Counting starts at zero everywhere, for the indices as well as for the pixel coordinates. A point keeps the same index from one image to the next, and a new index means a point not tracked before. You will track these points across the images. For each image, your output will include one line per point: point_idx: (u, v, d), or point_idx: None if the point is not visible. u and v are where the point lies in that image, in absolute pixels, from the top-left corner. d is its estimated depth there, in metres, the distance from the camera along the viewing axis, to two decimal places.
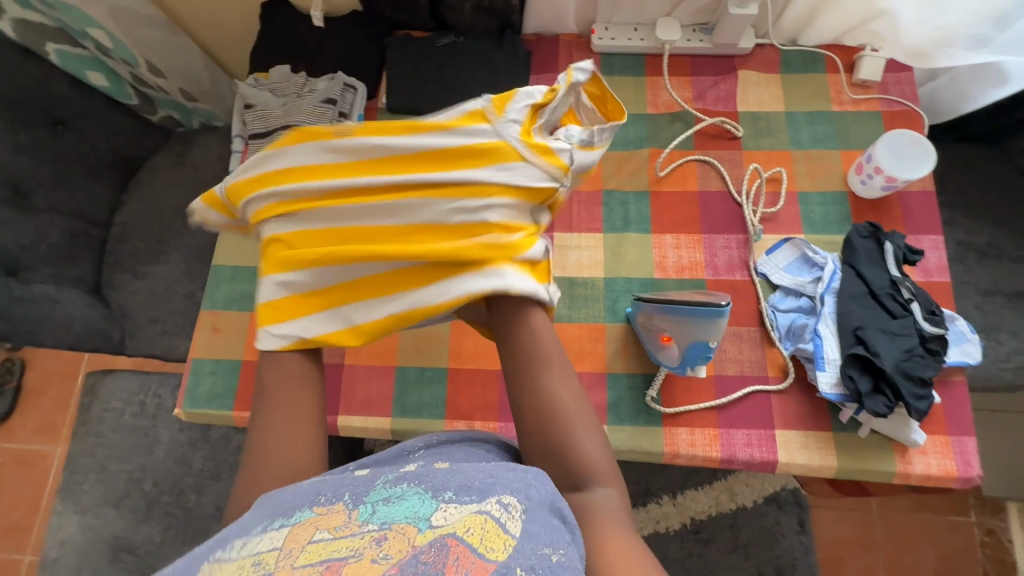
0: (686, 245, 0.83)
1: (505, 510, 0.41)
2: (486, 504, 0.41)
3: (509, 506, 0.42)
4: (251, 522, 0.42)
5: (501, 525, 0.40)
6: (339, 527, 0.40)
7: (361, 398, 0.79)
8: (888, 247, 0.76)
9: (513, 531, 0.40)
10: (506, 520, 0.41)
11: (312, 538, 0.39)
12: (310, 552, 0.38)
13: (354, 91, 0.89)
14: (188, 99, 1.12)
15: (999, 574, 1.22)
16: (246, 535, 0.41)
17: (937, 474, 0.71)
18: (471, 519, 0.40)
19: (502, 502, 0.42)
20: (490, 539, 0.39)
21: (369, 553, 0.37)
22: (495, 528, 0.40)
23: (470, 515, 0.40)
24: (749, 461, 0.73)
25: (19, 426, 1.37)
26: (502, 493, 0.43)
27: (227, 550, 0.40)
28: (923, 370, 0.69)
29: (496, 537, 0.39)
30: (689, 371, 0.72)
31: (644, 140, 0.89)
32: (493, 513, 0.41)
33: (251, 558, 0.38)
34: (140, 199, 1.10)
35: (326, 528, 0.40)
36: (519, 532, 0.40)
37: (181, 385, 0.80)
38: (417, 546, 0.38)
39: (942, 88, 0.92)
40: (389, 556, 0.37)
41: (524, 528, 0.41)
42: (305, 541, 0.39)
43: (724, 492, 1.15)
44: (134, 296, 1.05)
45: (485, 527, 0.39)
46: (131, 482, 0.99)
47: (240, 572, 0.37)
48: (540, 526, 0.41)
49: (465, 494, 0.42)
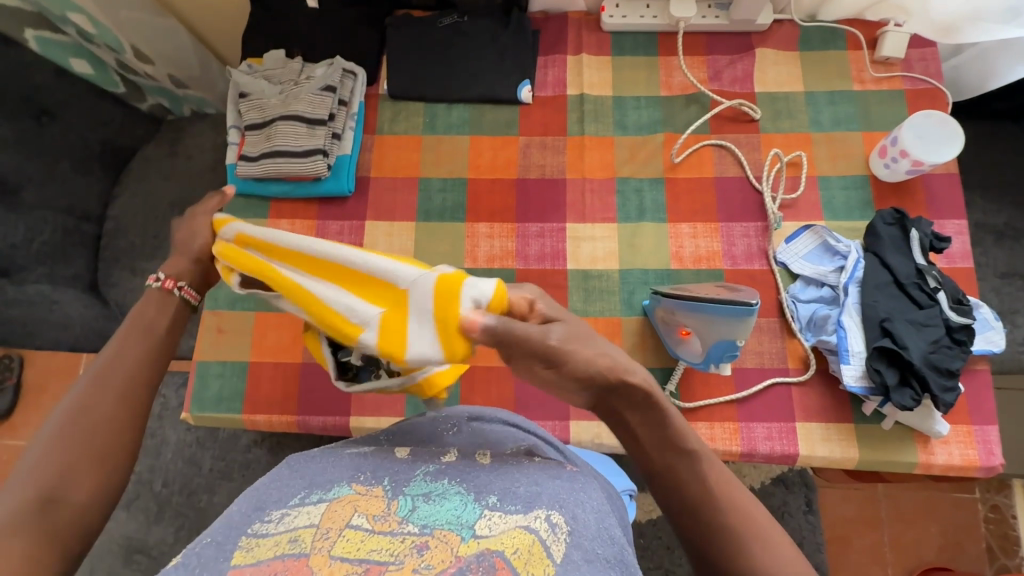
0: (704, 234, 0.81)
1: (552, 532, 0.38)
2: (533, 521, 0.39)
3: (557, 527, 0.39)
4: (286, 494, 0.44)
5: (546, 548, 0.37)
6: (378, 517, 0.40)
7: (372, 398, 0.77)
8: (914, 234, 0.73)
9: (555, 557, 0.37)
10: (551, 543, 0.38)
11: (349, 522, 0.39)
12: (347, 541, 0.37)
13: (354, 77, 0.84)
14: (177, 86, 1.04)
15: (1003, 549, 1.24)
16: (282, 506, 0.42)
17: (961, 464, 0.71)
18: (518, 538, 0.37)
19: (549, 522, 0.39)
20: (533, 564, 0.36)
21: (410, 562, 0.36)
22: (540, 551, 0.37)
23: (516, 531, 0.38)
24: (769, 454, 0.72)
25: (22, 423, 1.36)
26: (550, 512, 0.40)
27: (263, 521, 0.41)
28: (950, 362, 0.68)
29: (538, 563, 0.36)
30: (712, 367, 0.70)
31: (657, 124, 0.86)
32: (540, 533, 0.38)
33: (288, 535, 0.38)
34: (133, 192, 1.07)
35: (365, 513, 0.40)
36: (561, 560, 0.37)
37: (187, 388, 0.78)
38: (461, 557, 0.36)
39: (966, 65, 0.89)
40: (430, 567, 0.35)
41: (567, 557, 0.37)
42: (343, 523, 0.39)
43: (732, 474, 1.13)
44: (133, 293, 1.02)
45: (531, 550, 0.36)
46: (140, 484, 0.96)
47: (277, 547, 0.37)
48: (582, 556, 0.38)
49: (510, 504, 0.41)
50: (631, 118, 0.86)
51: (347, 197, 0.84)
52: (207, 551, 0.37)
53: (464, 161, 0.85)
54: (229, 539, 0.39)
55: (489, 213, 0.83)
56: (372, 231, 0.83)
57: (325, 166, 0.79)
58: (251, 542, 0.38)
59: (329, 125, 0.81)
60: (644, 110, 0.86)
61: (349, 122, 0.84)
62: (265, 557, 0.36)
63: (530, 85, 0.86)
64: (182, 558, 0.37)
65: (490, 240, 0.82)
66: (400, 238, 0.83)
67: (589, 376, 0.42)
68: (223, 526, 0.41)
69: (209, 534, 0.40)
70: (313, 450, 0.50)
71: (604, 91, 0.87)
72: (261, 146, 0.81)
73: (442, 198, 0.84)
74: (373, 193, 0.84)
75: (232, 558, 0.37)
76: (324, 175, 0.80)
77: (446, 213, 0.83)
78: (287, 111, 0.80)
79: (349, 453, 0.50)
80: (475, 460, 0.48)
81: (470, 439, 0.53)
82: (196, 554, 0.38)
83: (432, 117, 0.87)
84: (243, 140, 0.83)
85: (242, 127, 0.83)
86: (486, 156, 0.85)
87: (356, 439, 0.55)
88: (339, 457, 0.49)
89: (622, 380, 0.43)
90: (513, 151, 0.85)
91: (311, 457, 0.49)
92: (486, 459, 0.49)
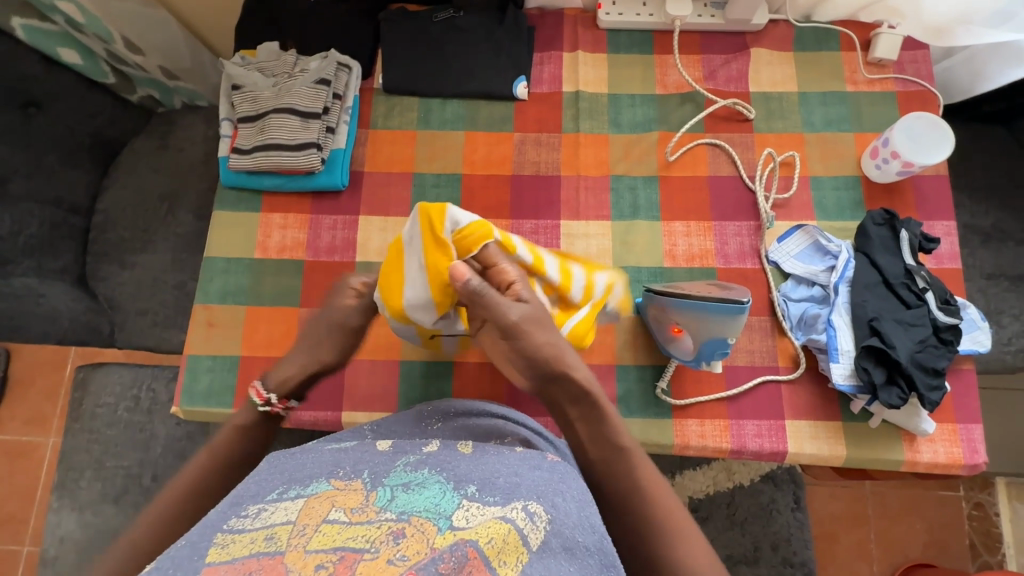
0: (697, 233, 0.81)
1: (529, 521, 0.39)
2: (510, 511, 0.40)
3: (534, 516, 0.40)
4: (265, 491, 0.44)
5: (523, 537, 0.38)
6: (356, 509, 0.40)
7: (365, 393, 0.77)
8: (903, 235, 0.74)
9: (532, 546, 0.38)
10: (529, 532, 0.39)
11: (326, 517, 0.39)
12: (324, 535, 0.37)
13: (348, 70, 0.84)
14: (169, 78, 1.05)
15: (985, 545, 1.26)
16: (260, 503, 0.42)
17: (945, 462, 0.72)
18: (494, 528, 0.38)
19: (527, 512, 0.40)
20: (508, 553, 0.37)
21: (385, 551, 0.36)
22: (516, 540, 0.38)
23: (493, 522, 0.39)
24: (759, 451, 0.73)
25: (8, 417, 1.35)
26: (528, 502, 0.41)
27: (241, 519, 0.40)
28: (936, 361, 0.69)
29: (514, 551, 0.37)
30: (703, 364, 0.71)
31: (653, 122, 0.86)
32: (517, 523, 0.39)
33: (264, 532, 0.38)
34: (122, 183, 1.05)
35: (343, 507, 0.40)
36: (537, 547, 0.38)
37: (177, 383, 0.77)
38: (437, 548, 0.36)
39: (957, 67, 0.90)
40: (406, 558, 0.36)
41: (544, 544, 0.39)
42: (319, 518, 0.39)
43: (722, 471, 1.15)
44: (121, 287, 1.01)
45: (506, 540, 0.37)
46: (129, 479, 0.95)
47: (252, 545, 0.37)
48: (561, 543, 0.40)
49: (488, 495, 0.42)
50: (625, 116, 0.86)
51: (341, 191, 0.83)
52: (181, 555, 0.37)
53: (458, 156, 0.85)
54: (203, 543, 0.38)
55: (484, 210, 0.83)
56: (366, 226, 0.82)
57: (319, 160, 0.79)
58: (226, 542, 0.38)
59: (323, 118, 0.80)
60: (639, 108, 0.86)
61: (344, 115, 0.83)
62: (240, 556, 0.36)
63: (525, 81, 0.85)
64: (158, 563, 0.37)
65: None
66: (394, 233, 0.82)
67: (536, 353, 0.55)
68: (199, 530, 0.40)
69: (185, 541, 0.39)
70: (295, 448, 0.51)
71: (600, 89, 0.87)
72: (254, 139, 0.80)
73: (436, 193, 0.84)
74: (367, 188, 0.84)
75: (206, 558, 0.36)
76: (317, 169, 0.80)
77: None
78: (281, 104, 0.79)
79: (331, 449, 0.50)
80: (456, 450, 0.48)
81: (453, 432, 0.56)
82: (172, 557, 0.37)
83: (426, 111, 0.86)
84: (236, 133, 0.82)
85: (234, 119, 0.82)
86: (480, 152, 0.85)
87: (341, 439, 0.56)
88: (320, 454, 0.50)
89: (563, 371, 0.55)
90: (508, 147, 0.85)
91: (291, 455, 0.49)
92: (468, 448, 0.49)
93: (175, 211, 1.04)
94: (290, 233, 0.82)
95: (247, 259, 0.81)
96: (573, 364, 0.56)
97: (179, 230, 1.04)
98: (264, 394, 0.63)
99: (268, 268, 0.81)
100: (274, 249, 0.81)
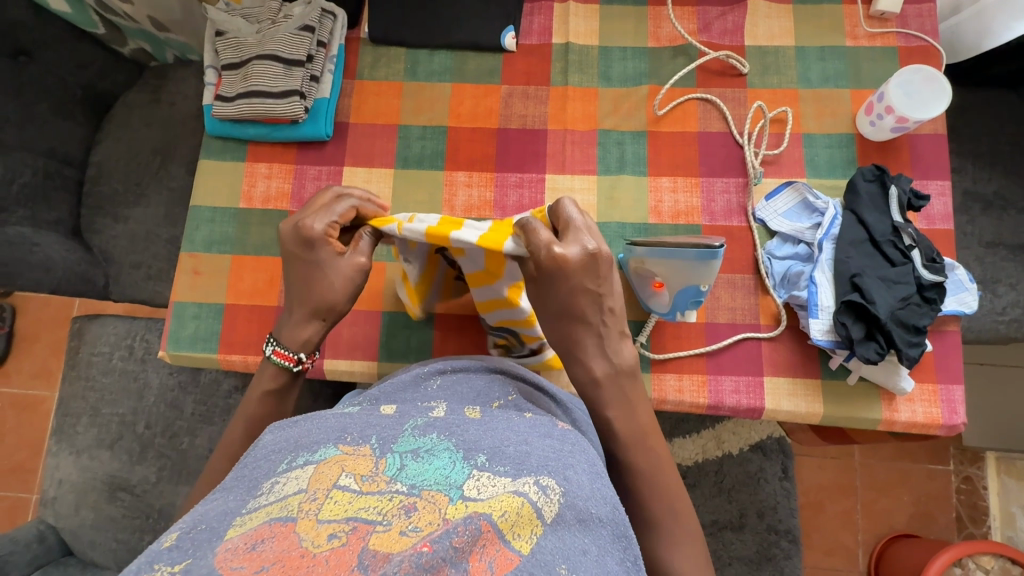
0: (683, 189, 0.80)
1: (542, 494, 0.39)
2: (522, 485, 0.39)
3: (547, 489, 0.40)
4: (274, 464, 0.42)
5: (537, 510, 0.38)
6: (366, 478, 0.39)
7: (347, 342, 0.78)
8: (892, 191, 0.73)
9: (545, 518, 0.38)
10: (542, 505, 0.39)
11: (337, 483, 0.38)
12: (335, 503, 0.37)
13: (333, 18, 0.82)
14: (158, 29, 1.01)
15: (971, 518, 1.26)
16: (272, 477, 0.41)
17: (923, 422, 0.72)
18: (506, 501, 0.38)
19: (540, 485, 0.40)
20: (521, 526, 0.37)
21: (397, 523, 0.36)
22: (529, 513, 0.38)
23: (506, 495, 0.38)
24: (736, 407, 0.73)
25: (15, 370, 1.38)
26: (539, 475, 0.40)
27: (254, 499, 0.39)
28: (918, 319, 0.68)
29: (527, 524, 0.37)
30: (678, 315, 0.73)
31: (643, 76, 0.84)
32: (530, 497, 0.38)
33: (276, 502, 0.37)
34: (116, 137, 1.05)
35: (353, 474, 0.40)
36: (551, 520, 0.38)
37: (164, 328, 0.78)
38: (450, 520, 0.36)
39: (965, 23, 0.87)
40: (418, 529, 0.35)
41: (558, 517, 0.39)
42: (331, 484, 0.38)
43: (711, 440, 1.16)
44: (115, 241, 1.03)
45: (519, 513, 0.37)
46: (124, 425, 0.97)
47: (265, 516, 0.36)
48: (574, 515, 0.40)
49: (499, 465, 0.41)
50: (617, 69, 0.84)
51: (325, 141, 0.83)
52: (199, 532, 0.35)
53: (444, 109, 0.84)
54: (221, 520, 0.37)
55: (466, 162, 0.82)
56: (350, 177, 0.82)
57: (302, 108, 0.78)
58: (242, 517, 0.37)
59: (307, 66, 0.79)
60: (630, 61, 0.85)
61: (328, 64, 0.82)
62: (254, 524, 0.35)
63: (514, 31, 0.83)
64: (176, 540, 0.35)
65: (469, 189, 0.82)
66: (378, 185, 0.82)
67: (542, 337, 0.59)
68: (213, 507, 0.38)
69: (201, 515, 0.38)
70: (298, 416, 0.47)
71: (590, 41, 0.85)
72: (238, 86, 0.79)
73: (421, 146, 0.83)
74: (351, 139, 0.83)
75: (223, 534, 0.35)
76: (301, 118, 0.79)
77: (425, 160, 0.83)
78: (263, 50, 0.78)
79: (335, 412, 0.48)
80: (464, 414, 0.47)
81: (455, 390, 0.54)
82: (190, 538, 0.35)
83: (413, 63, 0.85)
84: (220, 80, 0.81)
85: (219, 67, 0.81)
86: (467, 104, 0.84)
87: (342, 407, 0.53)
88: (324, 417, 0.47)
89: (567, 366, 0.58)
90: (495, 100, 0.84)
91: (294, 422, 0.47)
92: (476, 412, 0.48)
93: (167, 166, 1.05)
94: (275, 183, 0.82)
95: (232, 208, 0.82)
96: (573, 366, 0.58)
97: (172, 184, 1.05)
98: (295, 356, 0.61)
99: (253, 217, 0.81)
100: (259, 199, 0.82)
